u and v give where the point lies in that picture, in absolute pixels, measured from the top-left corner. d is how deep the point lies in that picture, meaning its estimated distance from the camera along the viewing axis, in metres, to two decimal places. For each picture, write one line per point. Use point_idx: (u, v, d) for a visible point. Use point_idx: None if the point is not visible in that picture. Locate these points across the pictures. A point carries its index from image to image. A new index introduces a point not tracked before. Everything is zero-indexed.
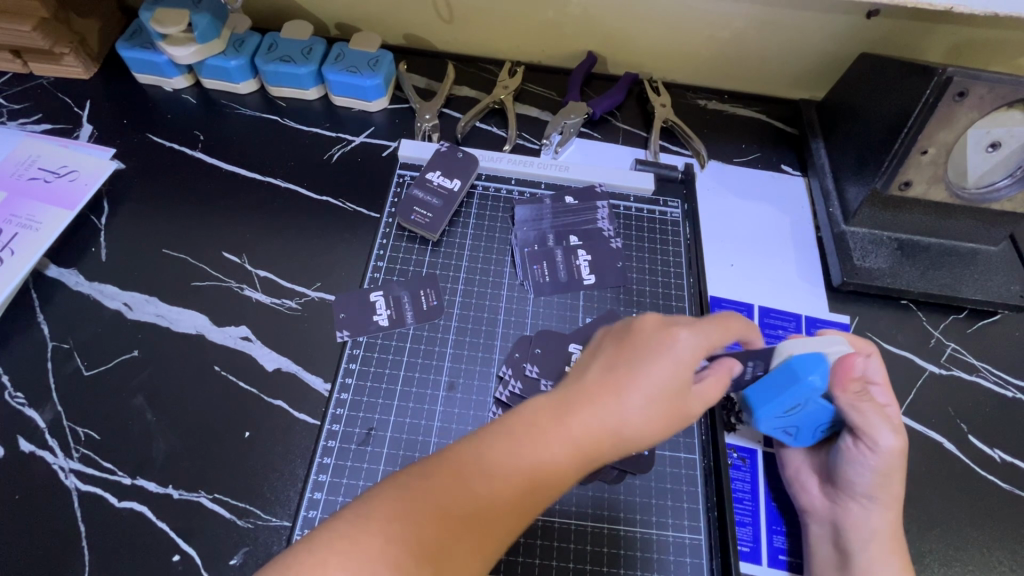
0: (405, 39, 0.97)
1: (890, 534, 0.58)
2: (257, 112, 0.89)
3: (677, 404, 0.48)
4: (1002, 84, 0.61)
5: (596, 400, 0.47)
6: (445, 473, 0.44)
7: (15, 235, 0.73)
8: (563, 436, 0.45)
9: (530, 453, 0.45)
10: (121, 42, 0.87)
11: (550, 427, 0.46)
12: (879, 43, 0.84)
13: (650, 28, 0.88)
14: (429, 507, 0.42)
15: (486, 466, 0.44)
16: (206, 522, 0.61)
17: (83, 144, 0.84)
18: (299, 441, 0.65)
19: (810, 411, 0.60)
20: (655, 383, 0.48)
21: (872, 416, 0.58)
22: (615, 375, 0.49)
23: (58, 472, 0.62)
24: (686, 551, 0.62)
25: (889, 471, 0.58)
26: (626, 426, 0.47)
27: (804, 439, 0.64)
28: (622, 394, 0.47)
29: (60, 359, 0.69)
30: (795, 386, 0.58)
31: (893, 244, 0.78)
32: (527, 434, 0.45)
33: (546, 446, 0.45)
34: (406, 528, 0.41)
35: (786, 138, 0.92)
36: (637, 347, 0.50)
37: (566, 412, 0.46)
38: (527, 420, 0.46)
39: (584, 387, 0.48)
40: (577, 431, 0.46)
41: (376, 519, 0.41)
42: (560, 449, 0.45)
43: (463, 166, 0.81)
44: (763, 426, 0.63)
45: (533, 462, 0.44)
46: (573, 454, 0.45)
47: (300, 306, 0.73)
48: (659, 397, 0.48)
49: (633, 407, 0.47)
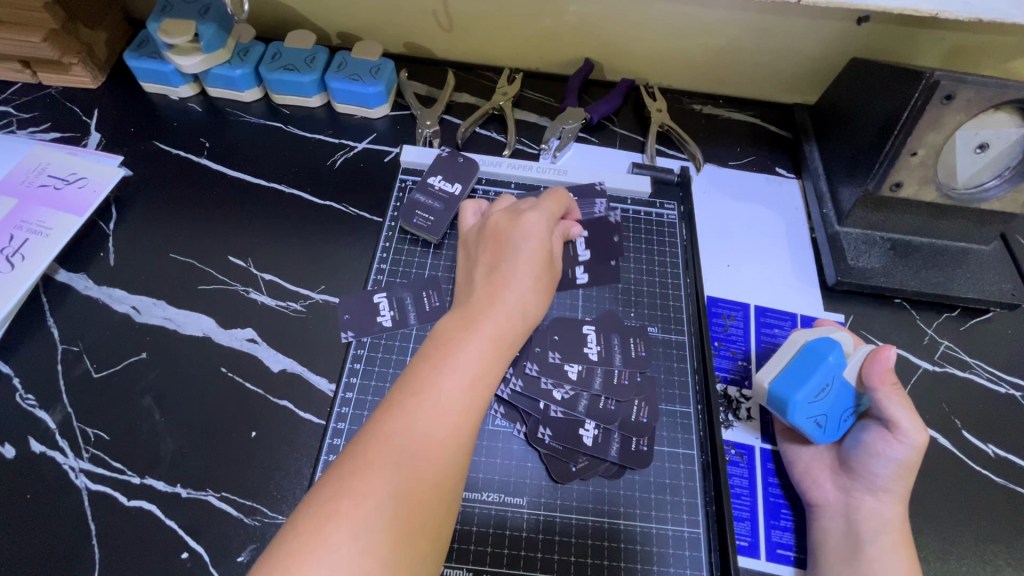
0: (406, 47, 0.99)
1: (900, 526, 0.60)
2: (262, 119, 0.91)
3: (548, 285, 0.58)
4: (988, 86, 0.63)
5: (489, 306, 0.53)
6: (402, 398, 0.47)
7: (26, 240, 0.75)
8: (475, 341, 0.51)
9: (454, 365, 0.49)
10: (129, 52, 0.88)
11: (465, 330, 0.51)
12: (870, 48, 0.86)
13: (645, 35, 0.90)
14: (405, 431, 0.45)
15: (424, 394, 0.47)
16: (213, 519, 0.62)
17: (92, 151, 0.85)
18: (305, 440, 0.67)
19: (834, 394, 0.63)
20: (530, 275, 0.57)
21: (898, 393, 0.61)
22: (500, 276, 0.56)
23: (68, 472, 0.64)
24: (685, 544, 0.63)
25: (910, 464, 0.60)
26: (523, 308, 0.55)
27: (828, 433, 0.63)
28: (511, 286, 0.55)
29: (70, 361, 0.70)
30: (821, 361, 0.63)
31: (886, 244, 0.79)
32: (450, 344, 0.50)
33: (464, 353, 0.50)
34: (391, 454, 0.44)
35: (780, 141, 0.94)
36: (507, 252, 0.58)
37: (475, 316, 0.53)
38: (444, 333, 0.52)
39: (481, 295, 0.55)
40: (490, 327, 0.52)
41: (367, 459, 0.44)
42: (482, 343, 0.51)
43: (464, 170, 0.82)
44: (797, 417, 0.62)
45: (460, 370, 0.49)
46: (490, 350, 0.51)
47: (305, 308, 0.75)
48: (537, 283, 0.57)
49: (517, 295, 0.55)
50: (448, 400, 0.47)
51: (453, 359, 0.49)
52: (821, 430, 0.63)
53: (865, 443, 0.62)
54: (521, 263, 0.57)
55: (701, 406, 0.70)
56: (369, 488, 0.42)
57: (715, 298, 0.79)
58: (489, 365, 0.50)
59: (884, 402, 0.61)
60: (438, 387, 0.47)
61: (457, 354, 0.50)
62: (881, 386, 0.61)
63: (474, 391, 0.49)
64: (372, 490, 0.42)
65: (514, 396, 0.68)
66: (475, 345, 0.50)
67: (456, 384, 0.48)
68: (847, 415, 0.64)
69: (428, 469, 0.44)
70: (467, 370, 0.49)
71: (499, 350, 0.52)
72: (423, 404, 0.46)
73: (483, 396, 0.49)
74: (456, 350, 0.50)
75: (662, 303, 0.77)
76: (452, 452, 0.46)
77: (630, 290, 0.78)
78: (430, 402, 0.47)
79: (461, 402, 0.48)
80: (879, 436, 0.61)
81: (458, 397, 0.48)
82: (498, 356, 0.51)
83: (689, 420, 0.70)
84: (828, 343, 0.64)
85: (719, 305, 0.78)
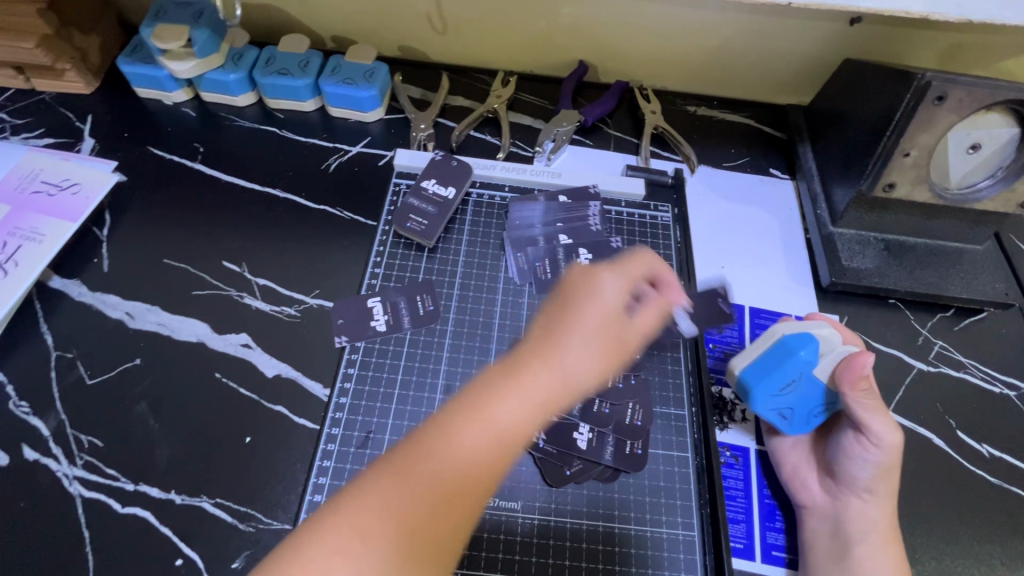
0: (400, 51, 0.99)
1: (887, 527, 0.60)
2: (256, 124, 0.91)
3: (617, 351, 0.50)
4: (980, 87, 0.63)
5: (545, 359, 0.47)
6: (422, 443, 0.44)
7: (19, 247, 0.75)
8: (518, 396, 0.45)
9: (488, 420, 0.44)
10: (122, 57, 0.88)
11: (512, 384, 0.46)
12: (863, 49, 0.86)
13: (639, 37, 0.90)
14: (412, 479, 0.42)
15: (446, 444, 0.43)
16: (208, 526, 0.62)
17: (85, 157, 0.85)
18: (300, 445, 0.67)
19: (802, 390, 0.63)
20: (597, 343, 0.49)
21: (869, 396, 0.60)
22: (564, 329, 0.49)
23: (62, 479, 0.64)
24: (680, 547, 0.63)
25: (889, 465, 0.60)
26: (580, 375, 0.48)
27: (797, 425, 0.65)
28: (571, 350, 0.48)
29: (64, 368, 0.70)
30: (788, 357, 0.62)
31: (879, 245, 0.79)
32: (489, 399, 0.45)
33: (502, 409, 0.45)
34: (391, 499, 0.41)
35: (774, 142, 0.94)
36: (576, 305, 0.51)
37: (526, 367, 0.47)
38: (486, 381, 0.46)
39: (537, 345, 0.49)
40: (537, 389, 0.46)
41: (369, 499, 0.41)
42: (522, 406, 0.45)
43: (457, 174, 0.83)
44: (759, 407, 0.64)
45: (493, 428, 0.44)
46: (532, 411, 0.45)
47: (299, 312, 0.75)
48: (601, 352, 0.49)
49: (577, 356, 0.48)
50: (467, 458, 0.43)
51: (488, 412, 0.44)
52: (787, 422, 0.65)
53: (841, 448, 0.62)
54: (589, 318, 0.50)
55: (695, 409, 0.70)
56: (360, 533, 0.40)
57: (710, 300, 0.79)
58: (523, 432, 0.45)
59: (852, 404, 0.60)
60: (464, 439, 0.43)
61: (496, 408, 0.45)
62: (850, 389, 0.60)
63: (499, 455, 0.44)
64: (362, 535, 0.40)
65: None
66: (517, 403, 0.45)
67: (479, 441, 0.44)
68: (819, 411, 0.64)
69: (431, 524, 0.42)
70: (501, 428, 0.44)
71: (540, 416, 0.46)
72: (443, 454, 0.43)
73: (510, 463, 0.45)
74: (493, 409, 0.45)
75: None
76: (462, 513, 0.43)
77: None
78: (451, 454, 0.43)
79: (481, 461, 0.43)
80: (855, 440, 0.61)
81: (478, 456, 0.44)
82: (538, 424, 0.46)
83: (684, 422, 0.70)
84: (801, 338, 0.63)
85: None
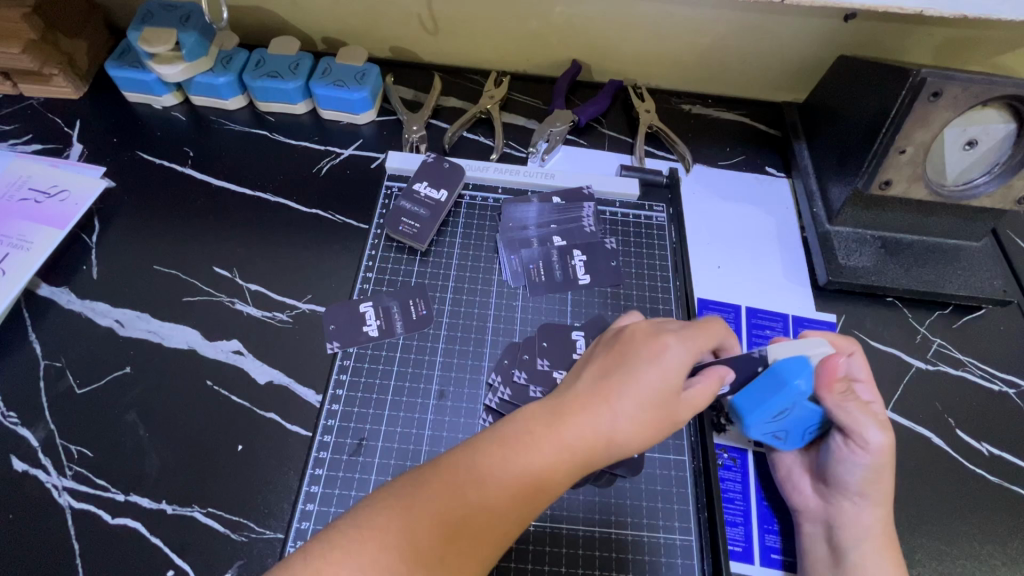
0: (392, 52, 0.98)
1: (881, 531, 0.58)
2: (247, 127, 0.90)
3: (664, 421, 0.52)
4: (975, 83, 0.62)
5: (587, 408, 0.51)
6: (457, 471, 0.47)
7: (6, 255, 0.74)
8: (555, 441, 0.49)
9: (522, 461, 0.48)
10: (110, 61, 0.87)
11: (550, 429, 0.49)
12: (857, 45, 0.85)
13: (631, 35, 0.89)
14: (441, 502, 0.46)
15: (478, 474, 0.47)
16: (201, 536, 0.61)
17: (73, 163, 0.84)
18: (292, 453, 0.66)
19: (796, 416, 0.61)
20: (642, 405, 0.51)
21: (847, 397, 0.58)
22: (609, 384, 0.52)
23: (51, 490, 0.63)
24: (677, 552, 0.62)
25: (880, 468, 0.59)
26: (619, 432, 0.50)
27: (793, 441, 0.64)
28: (613, 405, 0.51)
29: (53, 377, 0.69)
30: (782, 392, 0.59)
31: (876, 243, 0.79)
32: (524, 440, 0.49)
33: (537, 452, 0.48)
34: (416, 519, 0.45)
35: (770, 140, 0.93)
36: (625, 362, 0.53)
37: (565, 414, 0.50)
38: (526, 424, 0.50)
39: (580, 393, 0.52)
40: (571, 437, 0.49)
41: (395, 515, 0.45)
42: (554, 450, 0.49)
43: (449, 175, 0.82)
44: (754, 432, 0.64)
45: (525, 469, 0.48)
46: (565, 458, 0.49)
47: (290, 318, 0.74)
48: (646, 417, 0.51)
49: (619, 413, 0.50)
50: (497, 490, 0.47)
51: (522, 453, 0.48)
52: (781, 440, 0.65)
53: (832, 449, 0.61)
54: (640, 380, 0.52)
55: None
56: (381, 543, 0.43)
57: (707, 300, 0.78)
58: (552, 477, 0.48)
59: (834, 409, 0.59)
60: (495, 474, 0.47)
61: (531, 452, 0.48)
62: (829, 394, 0.58)
63: (528, 495, 0.47)
64: (383, 545, 0.43)
65: (503, 405, 0.68)
66: (552, 449, 0.49)
67: (511, 476, 0.47)
68: (813, 428, 0.63)
69: (451, 547, 0.45)
70: (532, 469, 0.48)
71: (572, 461, 0.49)
72: (474, 484, 0.47)
73: (537, 502, 0.48)
74: (528, 450, 0.48)
75: (652, 306, 0.77)
76: (483, 542, 0.46)
77: (620, 294, 0.78)
78: (481, 485, 0.47)
79: (508, 498, 0.47)
80: (843, 442, 0.60)
81: (509, 491, 0.47)
82: (568, 470, 0.49)
83: (681, 425, 0.69)
84: (794, 369, 0.59)
85: (711, 307, 0.77)
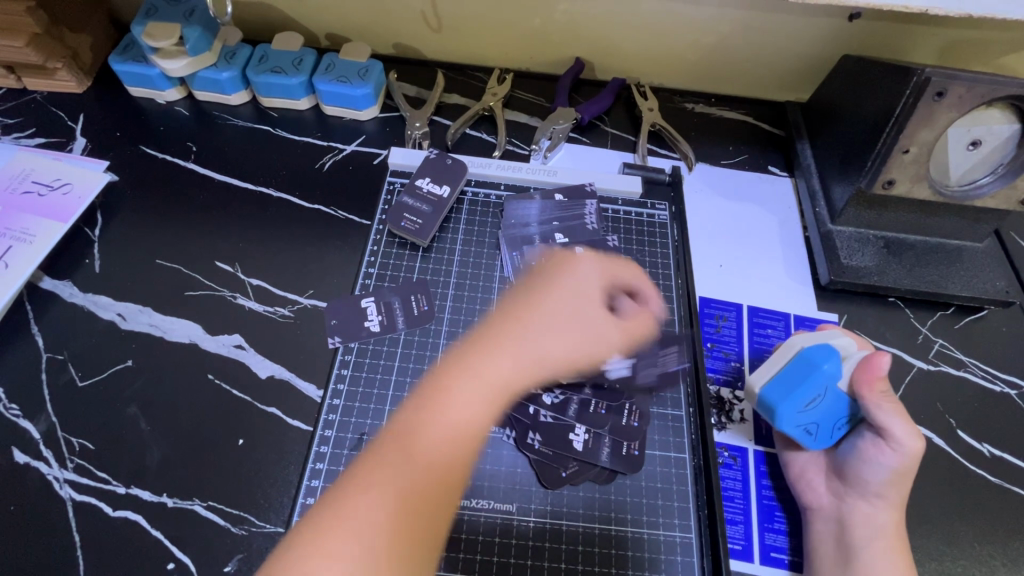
0: (395, 49, 0.98)
1: (896, 534, 0.59)
2: (250, 122, 0.90)
3: (582, 339, 0.62)
4: (980, 82, 0.62)
5: (500, 346, 0.59)
6: (401, 435, 0.53)
7: (10, 248, 0.74)
8: (477, 381, 0.57)
9: (449, 405, 0.55)
10: (114, 56, 0.88)
11: (464, 373, 0.57)
12: (860, 45, 0.85)
13: (635, 33, 0.89)
14: (397, 466, 0.51)
15: (419, 435, 0.53)
16: (201, 529, 0.61)
17: (77, 157, 0.84)
18: (293, 447, 0.66)
19: (828, 405, 0.61)
20: (557, 329, 0.61)
21: (887, 398, 0.60)
22: (517, 333, 0.60)
23: (52, 483, 0.63)
24: (677, 549, 0.62)
25: (904, 472, 0.59)
26: (540, 358, 0.60)
27: (822, 440, 0.63)
28: (528, 341, 0.60)
29: (55, 370, 0.69)
30: (813, 374, 0.61)
31: (879, 243, 0.78)
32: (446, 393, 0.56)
33: (460, 392, 0.56)
34: (377, 489, 0.50)
35: (773, 139, 0.93)
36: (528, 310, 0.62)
37: (476, 359, 0.58)
38: (443, 374, 0.57)
39: (493, 341, 0.60)
40: (493, 373, 0.57)
41: (358, 490, 0.50)
42: (479, 389, 0.56)
43: (452, 172, 0.82)
44: (786, 425, 0.62)
45: (455, 410, 0.55)
46: (493, 388, 0.57)
47: (293, 313, 0.74)
48: (562, 338, 0.61)
49: (535, 340, 0.60)
50: (438, 437, 0.53)
51: (449, 401, 0.55)
52: (811, 437, 0.62)
53: (860, 448, 0.61)
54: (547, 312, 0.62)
55: (692, 408, 0.70)
56: (355, 516, 0.49)
57: (708, 298, 0.78)
58: (483, 407, 0.56)
59: (873, 407, 0.59)
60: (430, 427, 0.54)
61: (452, 395, 0.56)
62: (866, 386, 0.60)
63: (466, 432, 0.54)
64: (359, 521, 0.48)
65: None
66: (475, 387, 0.56)
67: (446, 423, 0.54)
68: (840, 425, 0.62)
69: (414, 500, 0.50)
70: (461, 406, 0.55)
71: (498, 390, 0.57)
72: (418, 440, 0.53)
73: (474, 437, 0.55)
74: (451, 394, 0.56)
75: None
76: (442, 486, 0.52)
77: None
78: (423, 439, 0.53)
79: (448, 437, 0.53)
80: (871, 442, 0.61)
81: (449, 435, 0.54)
82: (495, 398, 0.57)
83: (681, 423, 0.69)
84: (823, 354, 0.61)
85: (712, 305, 0.77)
